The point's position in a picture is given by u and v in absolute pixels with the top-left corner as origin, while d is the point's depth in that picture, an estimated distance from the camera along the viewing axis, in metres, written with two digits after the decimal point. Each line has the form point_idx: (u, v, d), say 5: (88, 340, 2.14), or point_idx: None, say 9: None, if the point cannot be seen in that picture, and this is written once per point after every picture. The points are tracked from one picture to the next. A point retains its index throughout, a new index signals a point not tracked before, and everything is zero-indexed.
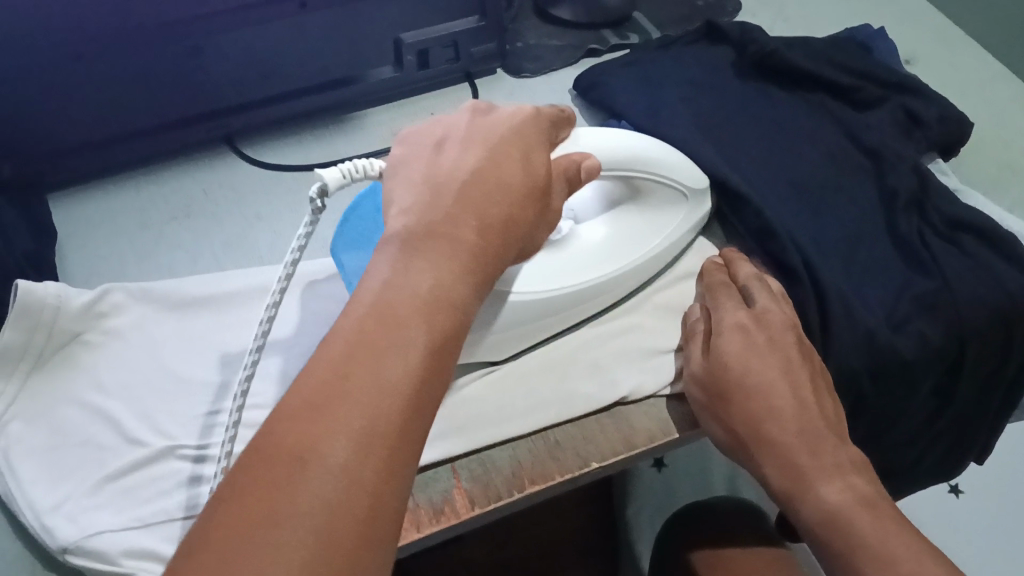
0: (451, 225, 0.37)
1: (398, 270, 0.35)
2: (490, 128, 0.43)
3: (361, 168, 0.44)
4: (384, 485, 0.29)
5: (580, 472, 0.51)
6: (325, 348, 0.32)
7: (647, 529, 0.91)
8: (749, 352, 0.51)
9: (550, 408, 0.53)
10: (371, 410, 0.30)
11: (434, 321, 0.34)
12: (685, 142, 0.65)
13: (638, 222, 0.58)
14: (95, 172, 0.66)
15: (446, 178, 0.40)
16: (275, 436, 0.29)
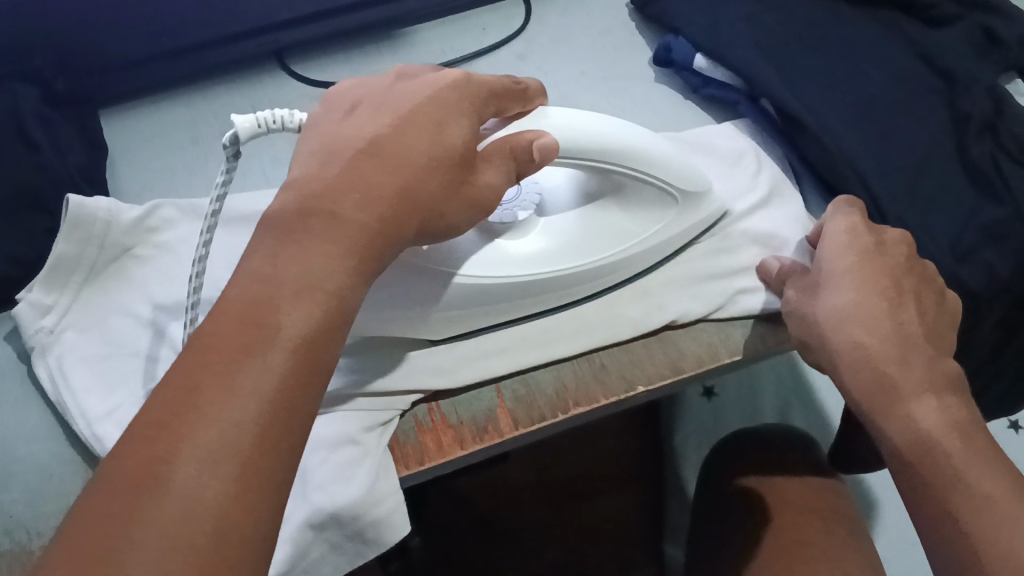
0: (331, 204, 0.35)
1: (268, 262, 0.33)
2: (403, 95, 0.40)
3: (278, 118, 0.40)
4: (250, 492, 0.28)
5: (625, 396, 0.50)
6: (191, 352, 0.30)
7: (693, 457, 0.92)
8: (849, 278, 0.48)
9: (598, 330, 0.52)
10: (236, 416, 0.29)
11: (306, 316, 0.32)
12: (747, 60, 0.62)
13: (619, 208, 0.54)
14: (144, 87, 0.65)
15: (341, 150, 0.37)
16: (129, 449, 0.28)
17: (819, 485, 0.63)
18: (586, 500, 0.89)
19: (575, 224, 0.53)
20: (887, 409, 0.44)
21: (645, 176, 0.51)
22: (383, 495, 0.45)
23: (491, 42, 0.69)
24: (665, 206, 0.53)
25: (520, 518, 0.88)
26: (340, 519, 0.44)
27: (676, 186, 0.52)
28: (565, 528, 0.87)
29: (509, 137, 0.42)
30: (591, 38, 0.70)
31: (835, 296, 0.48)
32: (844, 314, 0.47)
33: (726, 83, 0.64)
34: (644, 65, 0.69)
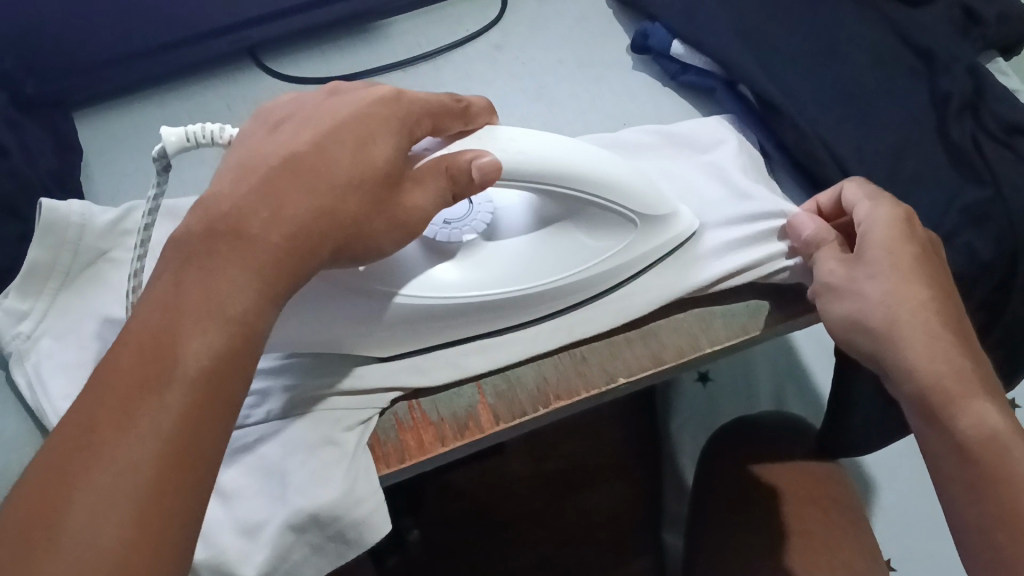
0: (237, 219, 0.35)
1: (168, 288, 0.33)
2: (323, 116, 0.40)
3: (207, 132, 0.42)
4: (148, 539, 0.28)
5: (605, 388, 0.50)
6: (88, 392, 0.30)
7: (691, 448, 0.88)
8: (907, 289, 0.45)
9: (575, 325, 0.52)
10: (131, 462, 0.29)
11: (206, 342, 0.32)
12: (723, 45, 0.61)
13: (580, 229, 0.51)
14: (117, 88, 0.65)
15: (257, 166, 0.37)
16: (24, 502, 0.28)
17: (816, 472, 0.63)
18: (581, 493, 0.90)
19: (529, 249, 0.51)
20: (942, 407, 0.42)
21: (601, 199, 0.48)
22: (363, 496, 0.44)
23: (467, 33, 0.69)
24: (622, 229, 0.51)
25: (516, 510, 0.89)
26: (320, 521, 0.44)
27: (634, 210, 0.50)
28: (558, 524, 0.88)
29: (448, 154, 0.42)
30: (568, 26, 0.70)
31: (880, 284, 0.45)
32: (895, 309, 0.44)
33: (704, 70, 0.63)
34: (622, 52, 0.68)
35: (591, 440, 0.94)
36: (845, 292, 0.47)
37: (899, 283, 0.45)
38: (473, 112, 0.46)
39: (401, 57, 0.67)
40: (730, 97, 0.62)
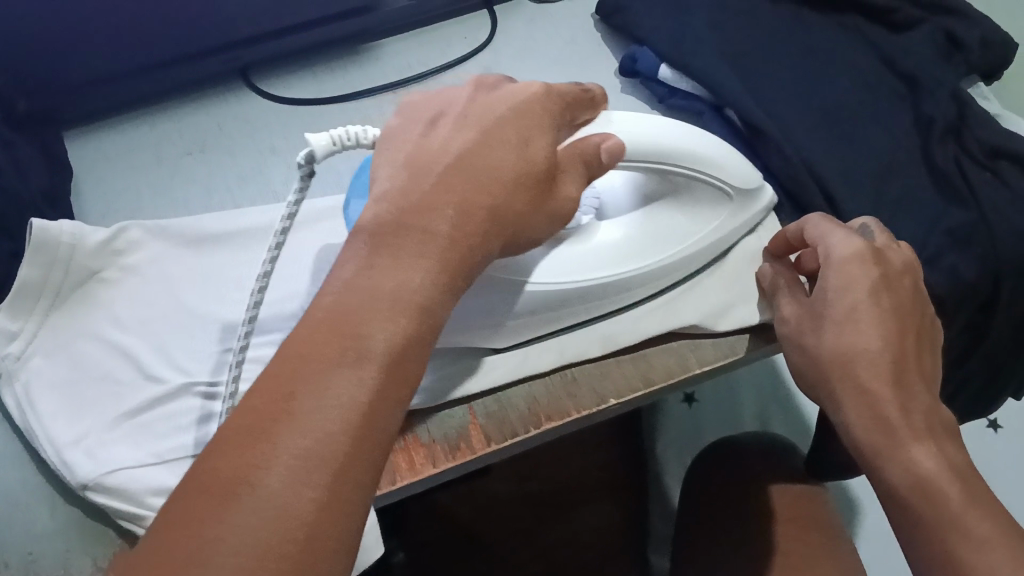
0: (423, 219, 0.34)
1: (360, 274, 0.32)
2: (482, 111, 0.39)
3: (351, 134, 0.40)
4: (335, 501, 0.27)
5: (597, 409, 0.50)
6: (273, 363, 0.29)
7: (673, 466, 0.96)
8: (841, 342, 0.45)
9: (567, 345, 0.52)
10: (323, 427, 0.28)
11: (393, 331, 0.31)
12: (712, 69, 0.62)
13: (677, 209, 0.53)
14: (108, 107, 0.65)
15: (430, 164, 0.36)
16: (214, 456, 0.27)
17: (795, 491, 0.63)
18: (572, 511, 0.89)
19: (638, 226, 0.53)
20: (885, 453, 0.42)
21: (705, 174, 0.50)
22: None
23: (458, 55, 0.69)
24: (720, 206, 0.53)
25: (505, 527, 0.88)
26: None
27: (732, 184, 0.52)
28: (551, 539, 0.87)
29: (576, 140, 0.42)
30: (557, 49, 0.70)
31: (822, 340, 0.46)
32: (839, 355, 0.45)
33: (692, 94, 0.64)
34: (611, 75, 0.69)
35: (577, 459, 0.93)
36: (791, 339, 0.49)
37: (841, 340, 0.45)
38: (602, 101, 0.45)
39: (392, 79, 0.68)
40: (717, 122, 0.63)
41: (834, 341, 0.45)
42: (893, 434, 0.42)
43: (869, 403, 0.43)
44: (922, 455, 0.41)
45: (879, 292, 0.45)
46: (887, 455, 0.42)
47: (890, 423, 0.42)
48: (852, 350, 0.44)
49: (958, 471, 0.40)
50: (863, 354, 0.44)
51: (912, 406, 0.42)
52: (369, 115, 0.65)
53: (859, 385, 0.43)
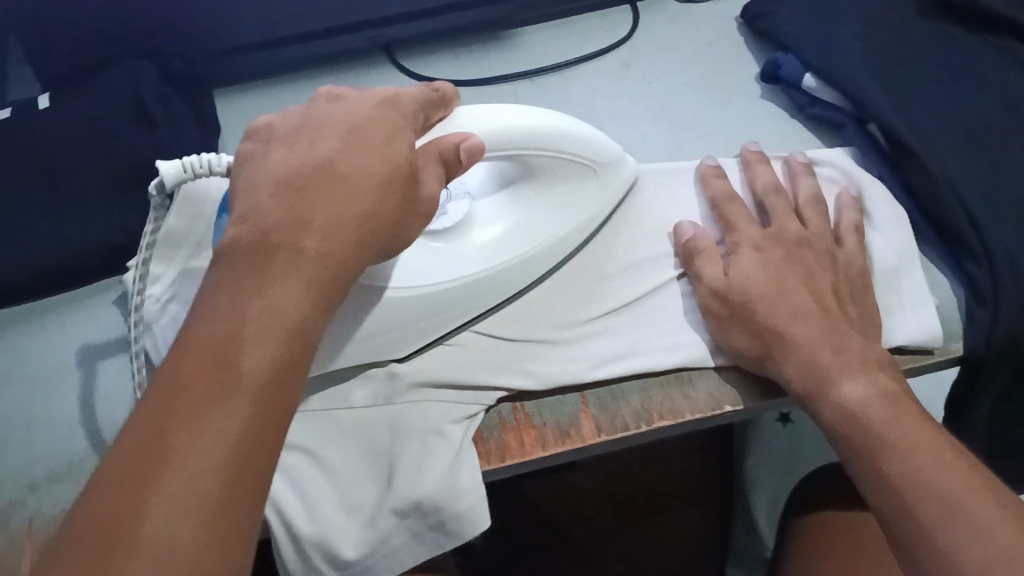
0: (291, 235, 0.35)
1: (227, 301, 0.33)
2: (333, 121, 0.40)
3: (201, 161, 0.45)
4: (221, 538, 0.28)
5: (711, 412, 0.49)
6: (150, 400, 0.30)
7: (766, 484, 0.93)
8: (829, 362, 0.46)
9: (686, 344, 0.51)
10: (203, 464, 0.29)
11: (268, 356, 0.32)
12: (854, 80, 0.60)
13: (542, 197, 0.53)
14: (258, 73, 0.67)
15: (285, 177, 0.37)
16: (102, 500, 0.28)
17: (847, 518, 0.61)
18: (652, 519, 0.89)
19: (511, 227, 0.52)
20: (819, 391, 0.45)
21: (565, 152, 0.50)
22: (466, 489, 0.45)
23: (596, 48, 0.69)
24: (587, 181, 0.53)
25: (587, 529, 0.89)
26: (423, 509, 0.44)
27: (593, 157, 0.52)
28: (623, 545, 0.88)
29: (432, 139, 0.42)
30: (695, 50, 0.70)
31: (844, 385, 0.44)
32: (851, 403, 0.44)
33: (834, 105, 0.63)
34: (751, 80, 0.68)
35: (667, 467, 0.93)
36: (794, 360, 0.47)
37: (836, 372, 0.45)
38: (454, 100, 0.45)
39: (530, 66, 0.68)
40: (858, 135, 0.62)
41: (762, 306, 0.48)
42: (826, 375, 0.45)
43: (804, 350, 0.46)
44: (850, 387, 0.44)
45: (786, 263, 0.50)
46: (823, 395, 0.45)
47: (818, 363, 0.46)
48: (788, 307, 0.48)
49: (888, 396, 0.44)
50: (784, 314, 0.48)
51: (830, 345, 0.46)
52: (504, 100, 0.65)
53: (785, 338, 0.47)
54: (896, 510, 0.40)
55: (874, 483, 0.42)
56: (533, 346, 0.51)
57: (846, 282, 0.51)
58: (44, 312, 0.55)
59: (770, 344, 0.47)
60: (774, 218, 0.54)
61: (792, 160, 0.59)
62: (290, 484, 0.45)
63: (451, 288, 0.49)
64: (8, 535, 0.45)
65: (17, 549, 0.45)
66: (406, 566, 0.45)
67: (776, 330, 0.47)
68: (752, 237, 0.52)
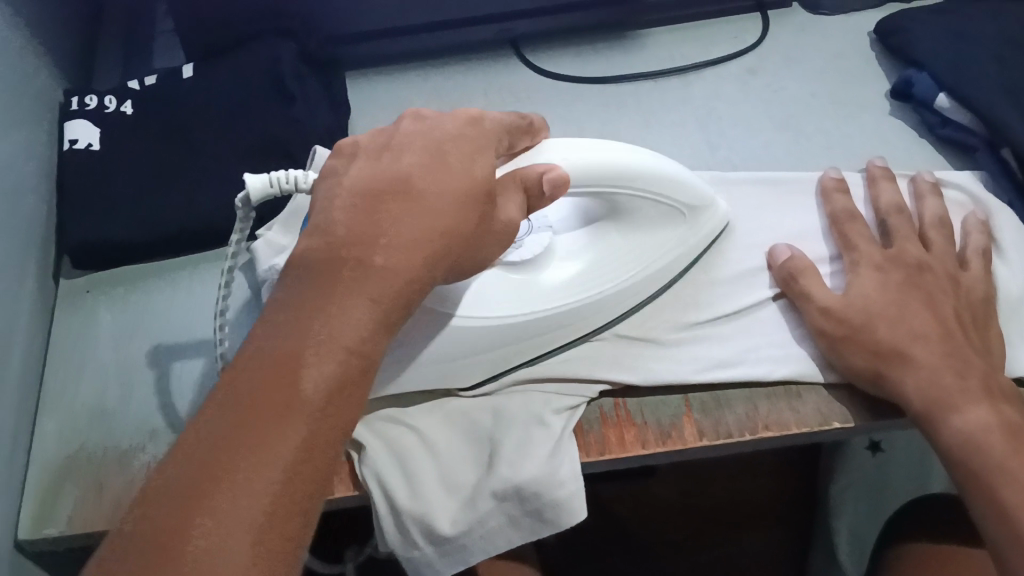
0: (366, 251, 0.34)
1: (293, 316, 0.32)
2: (418, 147, 0.38)
3: (286, 180, 0.40)
4: (270, 556, 0.27)
5: (818, 428, 0.48)
6: (212, 414, 0.29)
7: (849, 511, 0.80)
8: (951, 386, 0.44)
9: (798, 356, 0.50)
10: (259, 485, 0.28)
11: (330, 373, 0.31)
12: (990, 104, 0.59)
13: (621, 235, 0.52)
14: (388, 58, 0.69)
15: (365, 195, 0.35)
16: (155, 510, 0.27)
17: (943, 553, 0.60)
18: (727, 533, 0.89)
19: (585, 255, 0.51)
20: (935, 415, 0.44)
21: (651, 193, 0.49)
22: (565, 478, 0.45)
23: (722, 54, 0.69)
24: (675, 223, 0.52)
25: (660, 536, 0.89)
26: (522, 494, 0.44)
27: (682, 201, 0.51)
28: (694, 560, 0.87)
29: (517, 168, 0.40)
30: (825, 63, 0.69)
31: (967, 411, 0.43)
32: (971, 431, 0.43)
33: (966, 128, 0.61)
34: (880, 96, 0.66)
35: (744, 483, 0.91)
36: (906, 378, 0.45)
37: (957, 396, 0.44)
38: (541, 127, 0.44)
39: (654, 69, 0.68)
40: (989, 161, 0.60)
41: (883, 325, 0.47)
42: (945, 398, 0.44)
43: (925, 372, 0.45)
44: (971, 415, 0.43)
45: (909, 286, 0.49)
46: (941, 421, 0.44)
47: (938, 386, 0.44)
48: (908, 329, 0.47)
49: (1012, 426, 0.42)
50: (904, 334, 0.46)
51: (951, 370, 0.45)
52: (625, 100, 0.65)
53: (905, 357, 0.46)
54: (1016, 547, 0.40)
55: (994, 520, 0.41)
56: (639, 346, 0.51)
57: (970, 306, 0.50)
58: (171, 271, 0.58)
59: (887, 363, 0.46)
60: (895, 241, 0.52)
61: (920, 179, 0.57)
62: (392, 456, 0.46)
63: (529, 322, 0.48)
64: (129, 475, 0.48)
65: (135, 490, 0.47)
66: (501, 550, 0.46)
67: (894, 349, 0.46)
68: (872, 258, 0.51)
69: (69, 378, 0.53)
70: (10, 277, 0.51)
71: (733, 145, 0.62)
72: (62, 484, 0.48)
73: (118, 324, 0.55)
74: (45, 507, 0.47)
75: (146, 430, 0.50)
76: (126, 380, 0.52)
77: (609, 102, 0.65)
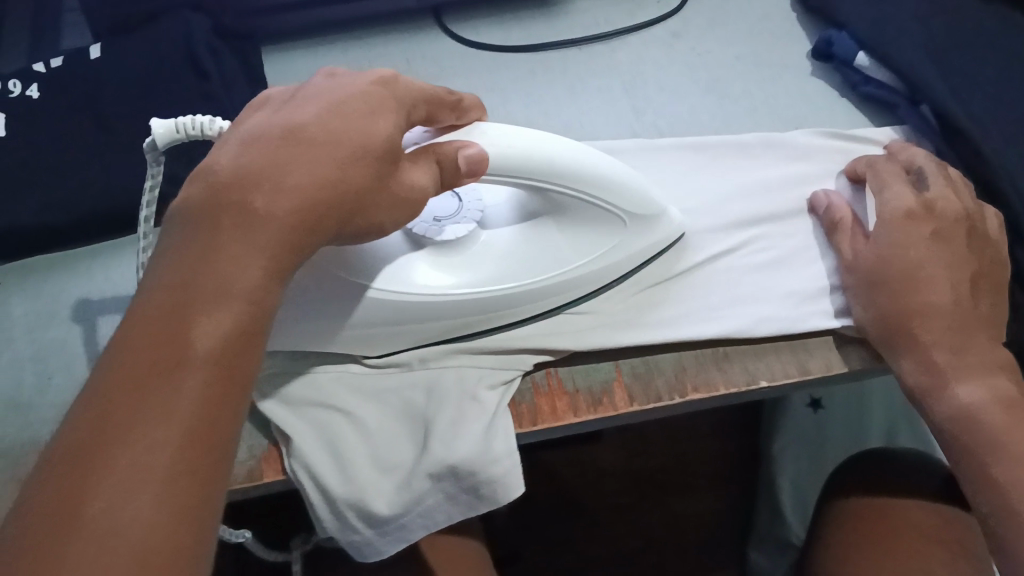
0: (240, 194, 0.32)
1: (184, 262, 0.31)
2: (313, 98, 0.37)
3: (195, 125, 0.40)
4: (177, 510, 0.27)
5: (746, 388, 0.49)
6: (101, 375, 0.28)
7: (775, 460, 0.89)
8: (953, 364, 0.46)
9: (731, 319, 0.50)
10: (152, 443, 0.27)
11: (218, 325, 0.30)
12: (909, 62, 0.59)
13: (560, 229, 0.49)
14: (306, 32, 0.67)
15: (260, 138, 0.34)
16: (50, 472, 0.26)
17: (872, 505, 0.62)
18: (672, 497, 0.90)
19: (512, 244, 0.49)
20: (933, 392, 0.47)
21: (585, 192, 0.47)
22: (500, 456, 0.44)
23: (645, 19, 0.69)
24: (611, 226, 0.49)
25: (602, 501, 0.89)
26: (457, 473, 0.44)
27: (622, 208, 0.48)
28: (643, 522, 0.88)
29: (432, 144, 0.40)
30: (747, 25, 0.69)
31: (965, 390, 0.46)
32: (965, 412, 0.46)
33: (888, 85, 0.61)
34: (801, 57, 0.67)
35: (686, 448, 0.93)
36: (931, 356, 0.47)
37: (965, 380, 0.46)
38: (466, 105, 0.44)
39: (577, 35, 0.67)
40: (910, 119, 0.60)
41: (892, 296, 0.48)
42: (943, 375, 0.46)
43: (928, 347, 0.47)
44: (963, 391, 0.46)
45: (929, 269, 0.48)
46: (937, 398, 0.46)
47: (941, 365, 0.46)
48: (919, 301, 0.47)
49: (1007, 403, 0.46)
50: (925, 307, 0.47)
51: (960, 349, 0.47)
52: (550, 67, 0.65)
53: (917, 335, 0.47)
54: (1004, 516, 0.44)
55: (978, 487, 0.45)
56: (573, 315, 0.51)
57: (979, 269, 0.50)
58: (84, 259, 0.56)
59: (898, 337, 0.47)
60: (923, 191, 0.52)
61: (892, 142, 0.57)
62: (321, 441, 0.45)
63: (461, 299, 0.46)
64: None
65: None
66: (443, 526, 0.46)
67: (905, 323, 0.47)
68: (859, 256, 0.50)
69: None
70: None
71: (660, 108, 0.62)
72: None
73: (33, 312, 0.53)
74: None
75: None
76: (43, 371, 0.51)
77: (533, 70, 0.64)
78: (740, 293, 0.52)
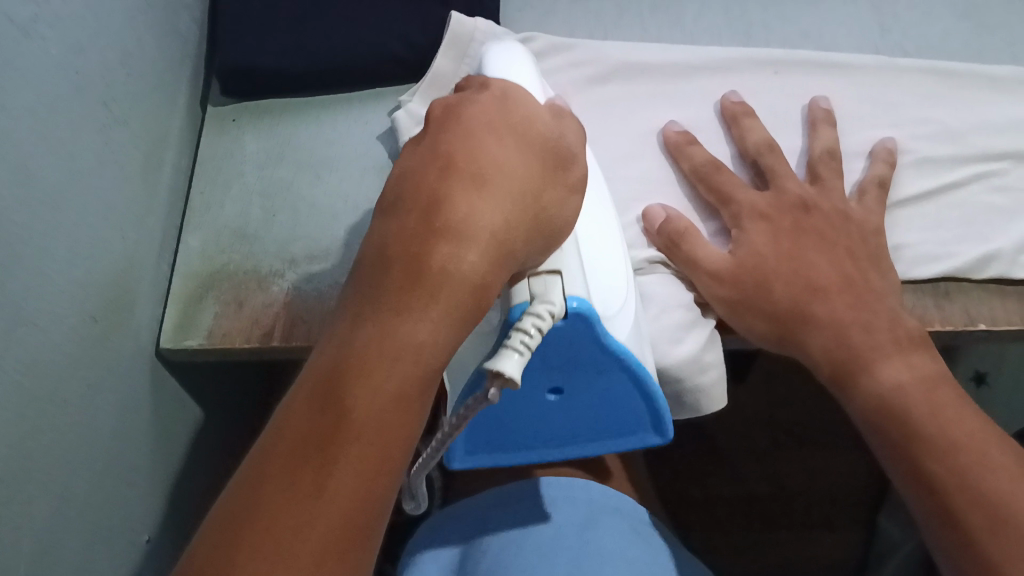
0: (440, 251, 0.30)
1: (354, 332, 0.29)
2: (445, 136, 0.34)
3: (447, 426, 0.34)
4: None
5: (963, 328, 0.47)
6: (261, 454, 0.27)
7: None
8: (883, 344, 0.43)
9: (961, 254, 0.48)
10: (313, 529, 0.26)
11: (387, 393, 0.28)
12: None
13: None
14: None
15: (437, 167, 0.33)
16: (202, 552, 0.25)
17: None
18: (810, 450, 0.87)
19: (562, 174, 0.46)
20: (855, 373, 0.43)
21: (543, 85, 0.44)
22: (709, 365, 0.45)
23: None
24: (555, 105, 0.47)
25: (743, 444, 0.88)
26: (665, 378, 0.44)
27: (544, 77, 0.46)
28: (785, 468, 0.87)
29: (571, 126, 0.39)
30: None
31: (892, 372, 0.42)
32: (882, 400, 0.42)
33: None
34: None
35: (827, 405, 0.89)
36: (876, 359, 0.42)
37: (902, 367, 0.42)
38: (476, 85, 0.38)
39: None
40: None
41: (778, 283, 0.45)
42: (860, 356, 0.43)
43: (833, 329, 0.44)
44: (889, 373, 0.42)
45: (801, 234, 0.47)
46: (857, 380, 0.43)
47: (848, 347, 0.43)
48: (805, 279, 0.45)
49: (927, 381, 0.41)
50: (830, 311, 0.44)
51: (878, 341, 0.43)
52: None
53: (811, 319, 0.44)
54: (988, 530, 0.36)
55: (921, 490, 0.39)
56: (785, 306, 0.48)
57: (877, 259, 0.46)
58: (317, 109, 0.58)
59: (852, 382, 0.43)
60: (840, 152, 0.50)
61: (882, 144, 0.50)
62: None
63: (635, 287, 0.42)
64: (268, 298, 0.50)
65: (273, 310, 0.50)
66: None
67: (800, 307, 0.44)
68: (756, 206, 0.47)
69: (215, 198, 0.54)
70: (167, 93, 0.52)
71: (907, 29, 0.58)
72: (203, 297, 0.51)
73: (265, 151, 0.56)
74: (187, 317, 0.50)
75: (286, 257, 0.52)
76: (270, 209, 0.54)
77: None
78: (973, 227, 0.49)
